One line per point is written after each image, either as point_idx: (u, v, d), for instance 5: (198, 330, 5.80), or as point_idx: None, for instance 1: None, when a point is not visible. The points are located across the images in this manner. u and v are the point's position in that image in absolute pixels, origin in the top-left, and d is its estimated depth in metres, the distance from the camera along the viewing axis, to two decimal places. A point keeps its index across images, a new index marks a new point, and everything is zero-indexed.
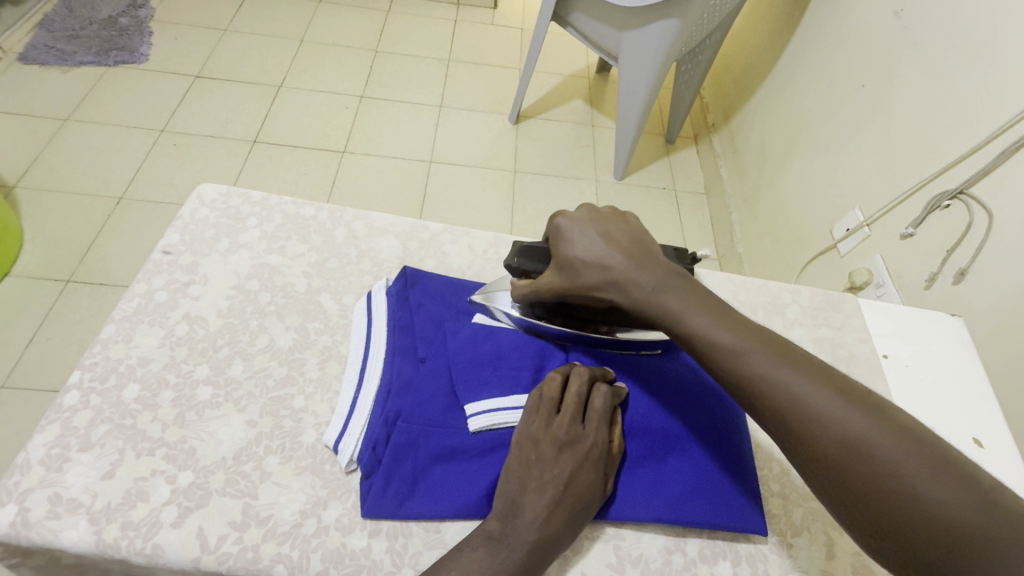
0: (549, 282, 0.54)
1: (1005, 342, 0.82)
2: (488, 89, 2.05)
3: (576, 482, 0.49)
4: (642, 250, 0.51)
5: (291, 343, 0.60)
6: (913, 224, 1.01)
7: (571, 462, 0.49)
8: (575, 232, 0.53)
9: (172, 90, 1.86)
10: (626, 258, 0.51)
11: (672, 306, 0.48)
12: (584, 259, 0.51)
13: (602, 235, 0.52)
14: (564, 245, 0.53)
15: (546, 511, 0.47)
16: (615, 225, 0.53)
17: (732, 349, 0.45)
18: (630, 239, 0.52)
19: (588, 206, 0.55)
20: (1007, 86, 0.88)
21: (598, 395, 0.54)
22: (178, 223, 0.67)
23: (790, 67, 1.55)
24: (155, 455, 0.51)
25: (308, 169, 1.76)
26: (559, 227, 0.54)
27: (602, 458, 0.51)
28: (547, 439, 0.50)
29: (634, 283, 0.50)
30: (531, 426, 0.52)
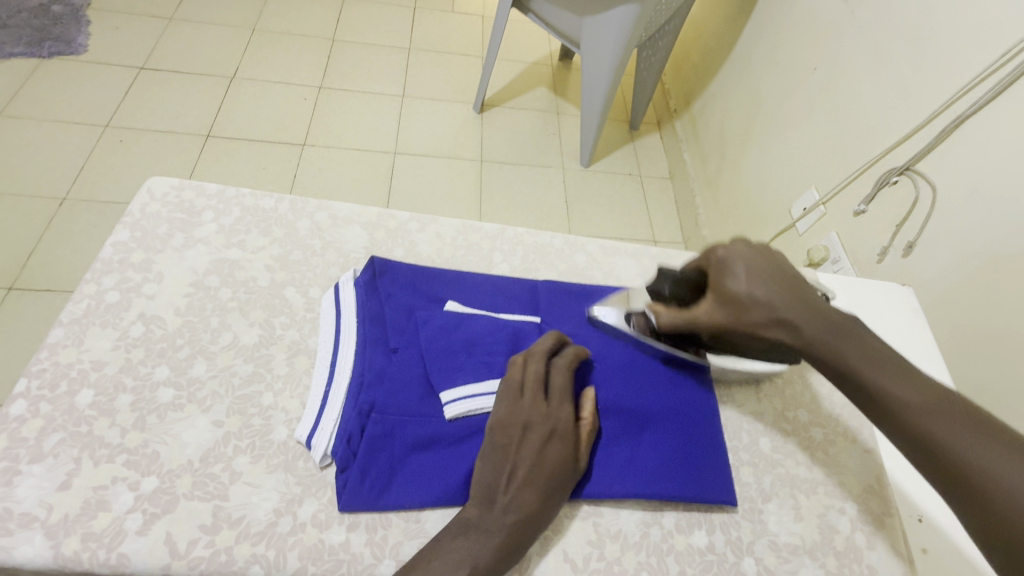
0: (711, 316, 0.50)
1: (951, 309, 0.86)
2: (450, 77, 2.02)
3: (547, 460, 0.50)
4: (804, 289, 0.50)
5: (257, 339, 0.58)
6: (865, 201, 1.06)
7: (539, 442, 0.50)
8: (739, 267, 0.49)
9: (116, 83, 1.76)
10: (793, 300, 0.48)
11: (846, 351, 0.46)
12: (753, 296, 0.48)
13: (767, 273, 0.49)
14: (727, 278, 0.49)
15: (520, 492, 0.48)
16: (775, 262, 0.50)
17: (850, 362, 0.46)
18: (793, 280, 0.49)
19: (741, 237, 0.52)
20: (947, 67, 0.93)
21: (561, 373, 0.55)
22: (127, 220, 0.63)
23: (746, 52, 1.58)
24: (115, 462, 0.49)
25: (266, 164, 1.70)
26: (723, 259, 0.50)
27: (571, 435, 0.52)
28: (517, 422, 0.51)
29: (809, 326, 0.47)
30: (497, 411, 0.52)
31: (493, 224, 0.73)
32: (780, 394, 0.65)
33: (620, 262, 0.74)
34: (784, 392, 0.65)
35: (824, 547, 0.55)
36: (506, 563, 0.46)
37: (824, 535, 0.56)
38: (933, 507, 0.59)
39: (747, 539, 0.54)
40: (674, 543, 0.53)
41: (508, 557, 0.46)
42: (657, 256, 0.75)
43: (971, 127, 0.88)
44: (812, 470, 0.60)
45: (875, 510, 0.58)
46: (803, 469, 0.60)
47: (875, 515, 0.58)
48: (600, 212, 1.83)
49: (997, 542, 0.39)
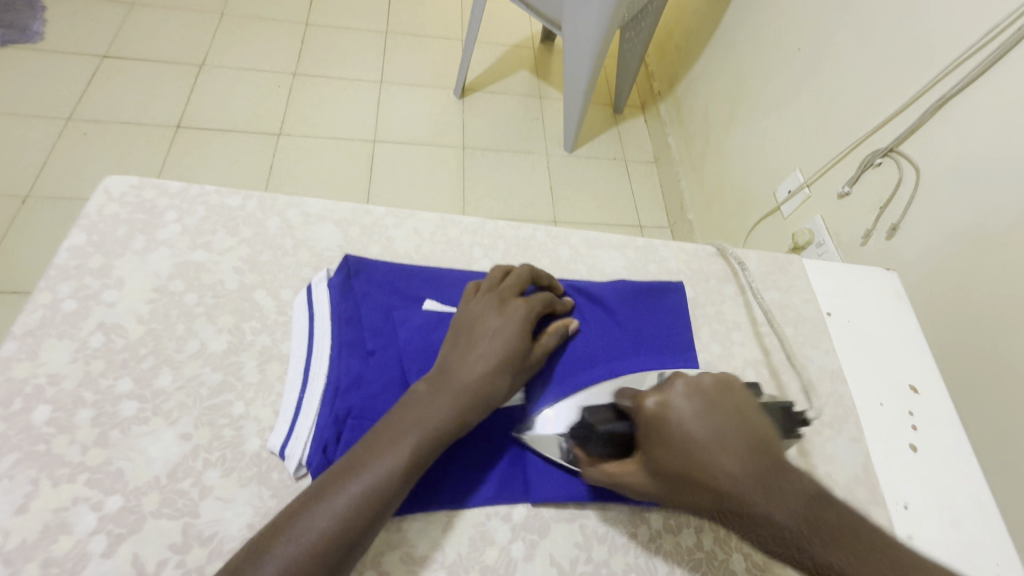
0: (637, 479, 0.46)
1: (934, 291, 0.86)
2: (429, 62, 1.96)
3: (475, 371, 0.50)
4: (755, 424, 0.45)
5: (225, 346, 0.55)
6: (849, 183, 1.05)
7: (477, 357, 0.51)
8: (678, 419, 0.45)
9: (78, 73, 1.68)
10: (737, 457, 0.43)
11: (740, 488, 0.41)
12: (687, 453, 0.44)
13: (711, 414, 0.45)
14: (658, 433, 0.45)
15: (438, 398, 0.48)
16: (727, 412, 0.45)
17: (733, 480, 0.42)
18: (737, 426, 0.44)
19: (688, 379, 0.47)
20: (930, 45, 0.91)
21: (521, 304, 0.56)
22: (83, 222, 0.59)
23: (730, 33, 1.55)
24: (76, 482, 0.46)
25: (241, 155, 1.64)
26: (655, 411, 0.46)
27: (512, 359, 0.52)
28: (462, 337, 0.53)
29: (717, 469, 0.42)
30: (456, 331, 0.54)
31: (473, 218, 0.71)
32: (766, 386, 0.65)
33: (603, 255, 0.72)
34: (769, 382, 0.65)
35: None
36: (413, 475, 0.45)
37: None
38: (917, 494, 0.60)
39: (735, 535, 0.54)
40: (662, 543, 0.52)
41: (412, 466, 0.45)
42: (642, 248, 0.73)
43: (953, 107, 0.87)
44: (799, 461, 0.60)
45: (862, 500, 0.58)
46: (790, 461, 0.59)
47: (861, 505, 0.58)
48: (585, 199, 1.81)
49: None
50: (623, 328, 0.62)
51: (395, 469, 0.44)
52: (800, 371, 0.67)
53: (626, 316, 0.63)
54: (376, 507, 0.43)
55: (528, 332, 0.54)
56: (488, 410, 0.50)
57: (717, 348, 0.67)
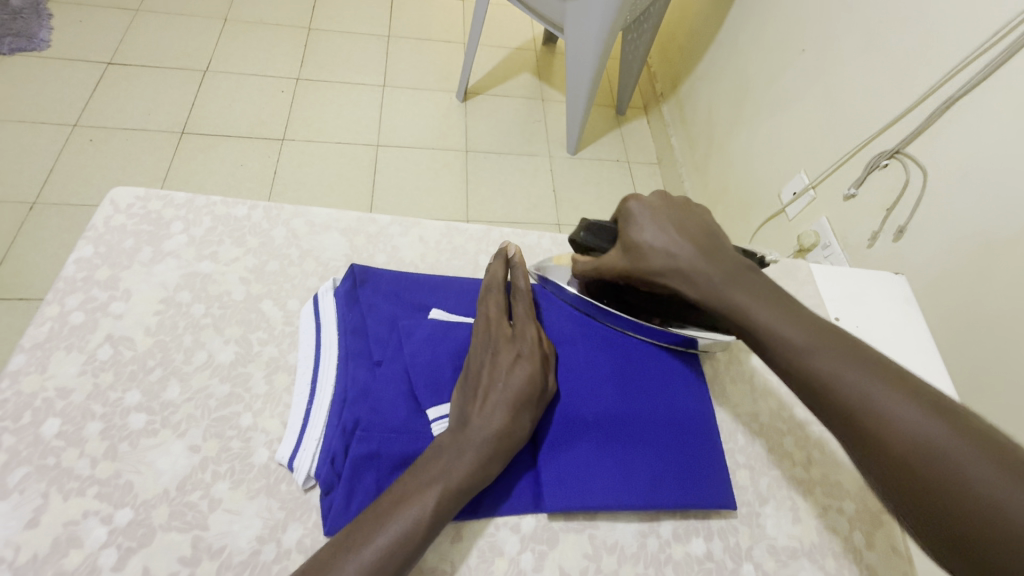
0: (618, 264, 0.55)
1: (943, 295, 0.86)
2: (432, 65, 1.97)
3: (492, 422, 0.49)
4: (717, 239, 0.53)
5: (233, 357, 0.55)
6: (855, 186, 1.04)
7: (492, 403, 0.50)
8: (644, 217, 0.53)
9: (83, 80, 1.69)
10: (695, 247, 0.51)
11: (738, 298, 0.48)
12: (651, 245, 0.52)
13: (674, 222, 0.53)
14: (633, 229, 0.53)
15: (459, 450, 0.48)
16: (692, 223, 0.53)
17: (694, 270, 0.50)
18: (700, 230, 0.52)
19: (665, 196, 0.55)
20: (937, 47, 0.91)
21: (522, 344, 0.54)
22: (90, 234, 0.60)
23: (733, 33, 1.54)
24: (86, 495, 0.46)
25: (245, 159, 1.65)
26: (631, 211, 0.54)
27: (529, 397, 0.51)
28: (473, 390, 0.52)
29: (702, 274, 0.50)
30: (466, 383, 0.52)
31: (478, 225, 0.71)
32: (775, 393, 0.64)
33: None
34: (778, 391, 0.64)
35: (822, 549, 0.54)
36: (439, 526, 0.45)
37: (823, 536, 0.55)
38: None
39: (745, 544, 0.54)
40: (672, 553, 0.52)
41: (437, 521, 0.45)
42: None
43: (960, 109, 0.86)
44: (809, 470, 0.59)
45: (874, 509, 0.58)
46: (799, 470, 0.59)
47: (871, 512, 0.57)
48: (588, 201, 1.81)
49: (854, 435, 0.41)
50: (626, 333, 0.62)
51: (419, 523, 0.44)
52: None
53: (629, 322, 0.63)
54: (406, 558, 0.43)
55: (540, 367, 0.53)
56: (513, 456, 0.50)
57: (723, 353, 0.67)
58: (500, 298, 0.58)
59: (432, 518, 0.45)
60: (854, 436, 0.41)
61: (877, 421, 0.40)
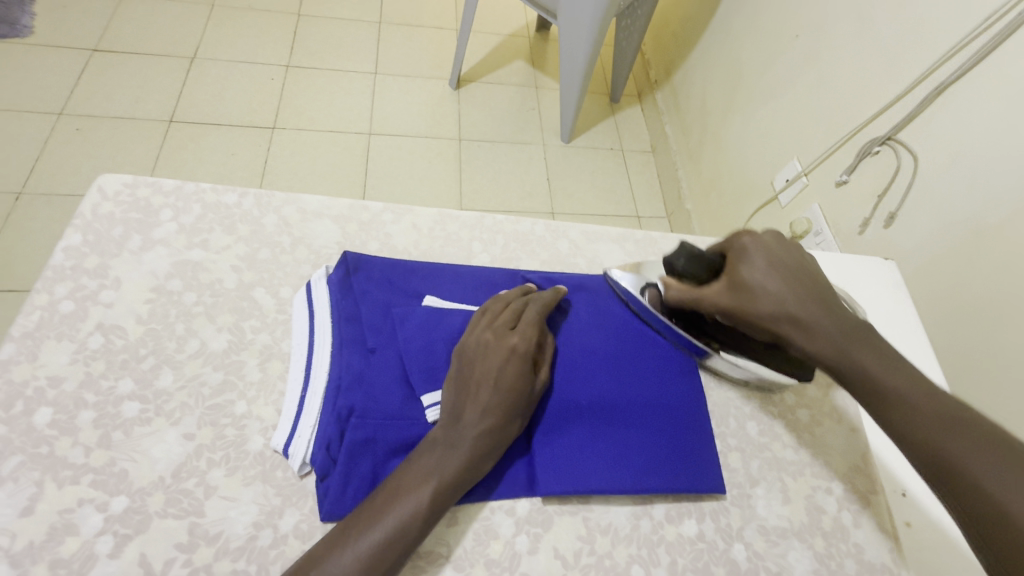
0: (718, 299, 0.53)
1: (932, 279, 0.87)
2: (424, 52, 1.94)
3: (486, 409, 0.50)
4: (828, 290, 0.51)
5: (226, 345, 0.55)
6: (847, 172, 1.05)
7: (485, 399, 0.50)
8: (759, 256, 0.52)
9: (68, 67, 1.65)
10: (807, 295, 0.50)
11: (848, 350, 0.47)
12: (763, 288, 0.50)
13: (788, 265, 0.51)
14: (744, 265, 0.52)
15: (452, 445, 0.48)
16: (803, 268, 0.52)
17: (805, 317, 0.49)
18: (810, 279, 0.51)
19: (766, 238, 0.53)
20: (928, 33, 0.91)
21: (518, 330, 0.55)
22: (78, 222, 0.59)
23: (727, 20, 1.54)
24: (80, 484, 0.46)
25: (236, 148, 1.63)
26: (745, 247, 0.53)
27: (522, 392, 0.52)
28: (467, 376, 0.52)
29: (819, 324, 0.48)
30: (461, 368, 0.53)
31: (471, 212, 0.70)
32: None
33: (602, 248, 0.71)
34: None
35: (811, 529, 0.55)
36: (436, 517, 0.46)
37: (812, 516, 0.56)
38: (917, 483, 0.60)
39: (736, 525, 0.55)
40: (664, 534, 0.53)
41: (431, 507, 0.46)
42: (641, 240, 0.73)
43: (951, 95, 0.86)
44: (799, 452, 0.60)
45: (861, 489, 0.59)
46: (790, 452, 0.60)
47: (860, 493, 0.59)
48: (582, 189, 1.81)
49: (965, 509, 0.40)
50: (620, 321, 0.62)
51: (416, 514, 0.45)
52: None
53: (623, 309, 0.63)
54: (405, 548, 0.44)
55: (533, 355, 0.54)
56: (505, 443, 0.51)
57: None
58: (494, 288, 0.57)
59: (428, 512, 0.45)
60: (964, 509, 0.40)
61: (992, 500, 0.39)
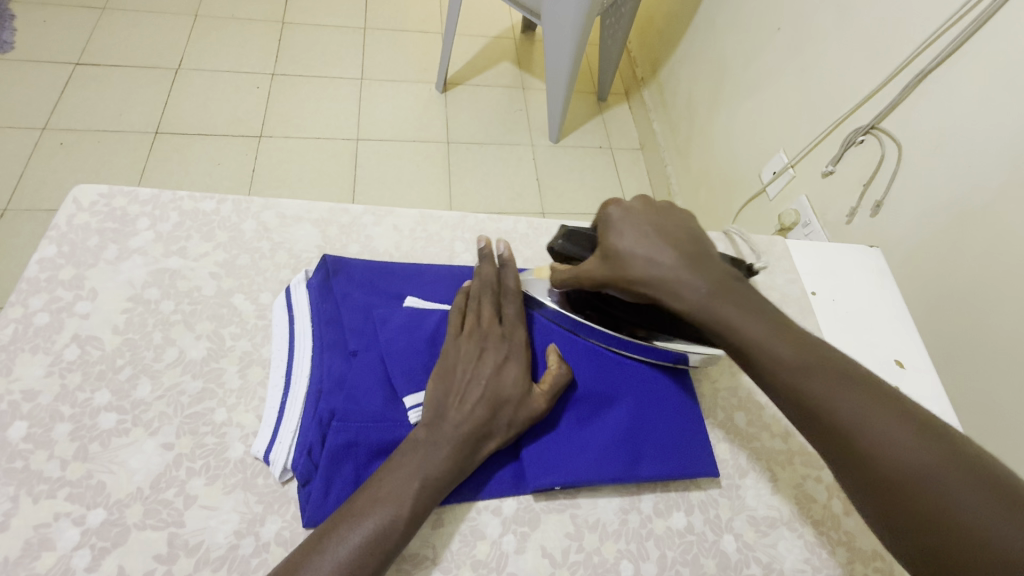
0: (592, 270, 0.53)
1: (922, 265, 0.86)
2: (410, 57, 1.94)
3: (469, 417, 0.49)
4: (705, 251, 0.52)
5: (205, 353, 0.54)
6: (833, 162, 1.05)
7: (471, 400, 0.50)
8: (621, 222, 0.53)
9: (51, 81, 1.65)
10: (674, 254, 0.50)
11: (726, 314, 0.48)
12: (636, 257, 0.50)
13: (652, 226, 0.52)
14: (610, 233, 0.53)
15: (435, 445, 0.48)
16: (667, 219, 0.53)
17: (672, 278, 0.49)
18: (683, 237, 0.52)
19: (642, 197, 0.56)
20: (911, 19, 0.90)
21: (500, 335, 0.54)
22: (52, 233, 0.58)
23: (710, 15, 1.54)
24: (57, 497, 0.46)
25: (222, 158, 1.62)
26: (609, 216, 0.54)
27: (508, 399, 0.51)
28: (449, 385, 0.51)
29: (686, 283, 0.49)
30: (441, 377, 0.51)
31: (453, 212, 0.70)
32: None
33: None
34: None
35: (802, 518, 0.55)
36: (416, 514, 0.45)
37: (802, 506, 0.56)
38: None
39: (726, 516, 0.54)
40: (653, 528, 0.52)
41: (411, 513, 0.45)
42: None
43: (933, 80, 0.86)
44: (788, 442, 0.60)
45: None
46: (778, 442, 0.60)
47: None
48: (572, 189, 1.81)
49: (862, 477, 0.42)
50: None
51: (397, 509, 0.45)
52: None
53: None
54: (386, 546, 0.44)
55: (514, 357, 0.53)
56: (491, 447, 0.50)
57: None
58: (491, 298, 0.57)
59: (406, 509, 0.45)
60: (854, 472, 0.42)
61: (867, 445, 0.41)
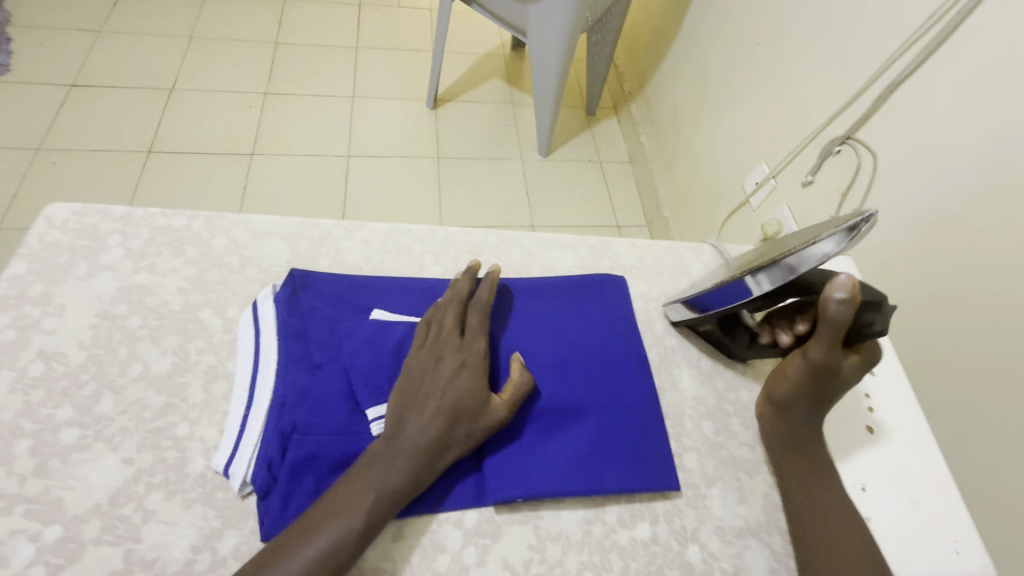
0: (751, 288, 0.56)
1: (895, 272, 0.86)
2: (401, 75, 1.97)
3: (427, 430, 0.49)
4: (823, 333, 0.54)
5: (170, 367, 0.55)
6: (812, 172, 1.02)
7: (430, 413, 0.50)
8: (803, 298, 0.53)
9: (46, 102, 1.67)
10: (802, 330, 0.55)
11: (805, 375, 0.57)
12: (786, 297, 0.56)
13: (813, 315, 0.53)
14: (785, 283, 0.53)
15: (393, 460, 0.48)
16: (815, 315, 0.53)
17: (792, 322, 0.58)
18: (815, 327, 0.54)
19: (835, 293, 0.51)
20: (882, 32, 0.92)
21: (462, 347, 0.54)
22: (23, 251, 0.59)
23: (692, 30, 1.57)
24: (14, 514, 0.46)
25: (213, 176, 1.64)
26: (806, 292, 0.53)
27: (467, 411, 0.51)
28: (410, 397, 0.51)
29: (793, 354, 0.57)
30: (402, 390, 0.52)
31: (424, 225, 0.71)
32: (721, 376, 0.65)
33: (556, 254, 0.71)
34: (724, 373, 0.65)
35: (768, 527, 0.55)
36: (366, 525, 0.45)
37: (769, 514, 0.56)
38: (875, 476, 0.60)
39: (691, 526, 0.54)
40: (617, 539, 0.52)
41: (366, 528, 0.45)
42: (594, 245, 0.73)
43: (903, 91, 0.87)
44: (755, 450, 0.60)
45: None
46: (746, 450, 0.60)
47: None
48: (561, 202, 1.82)
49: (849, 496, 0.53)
50: (568, 322, 0.62)
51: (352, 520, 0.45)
52: (757, 362, 0.67)
53: (571, 312, 0.63)
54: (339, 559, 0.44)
55: (476, 369, 0.54)
56: (449, 460, 0.50)
57: (674, 341, 0.67)
58: (457, 309, 0.57)
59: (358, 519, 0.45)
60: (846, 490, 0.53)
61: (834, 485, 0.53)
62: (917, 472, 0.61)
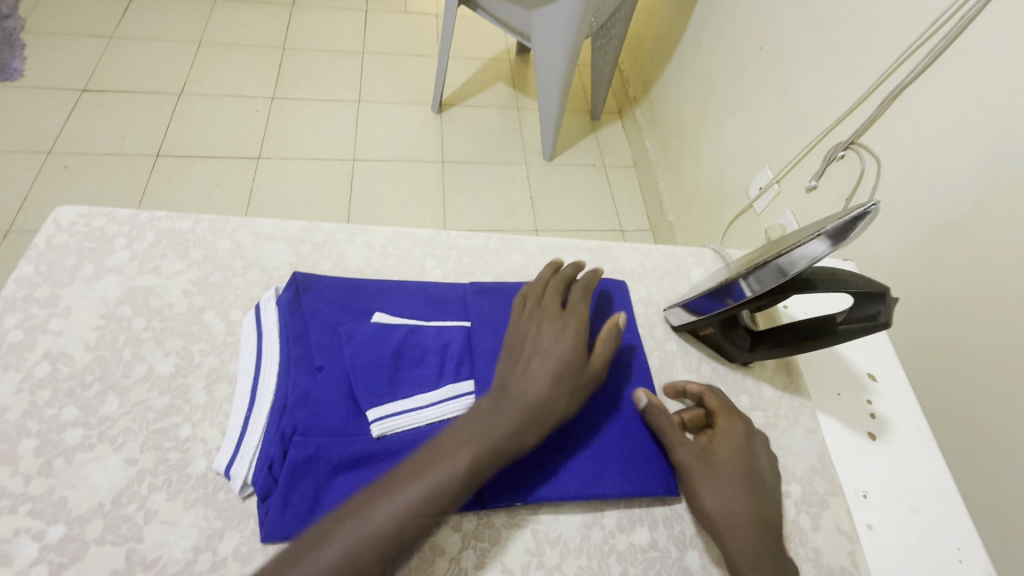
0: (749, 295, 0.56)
1: (898, 278, 0.85)
2: (407, 79, 1.99)
3: (535, 388, 0.50)
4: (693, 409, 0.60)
5: (173, 369, 0.55)
6: (816, 177, 1.05)
7: (535, 374, 0.51)
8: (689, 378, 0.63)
9: (57, 107, 1.70)
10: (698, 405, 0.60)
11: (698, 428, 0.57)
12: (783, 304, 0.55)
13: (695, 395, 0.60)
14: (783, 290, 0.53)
15: (497, 414, 0.49)
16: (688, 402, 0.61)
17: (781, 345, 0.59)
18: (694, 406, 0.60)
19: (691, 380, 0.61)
20: (885, 38, 0.92)
21: (570, 317, 0.56)
22: (31, 253, 0.60)
23: (697, 35, 1.57)
24: (19, 512, 0.46)
25: (221, 179, 1.66)
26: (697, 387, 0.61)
27: (569, 375, 0.52)
28: (519, 358, 0.53)
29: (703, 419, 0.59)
30: (519, 349, 0.54)
31: (425, 229, 0.71)
32: (722, 381, 0.65)
33: (557, 258, 0.72)
34: (724, 378, 0.65)
35: None
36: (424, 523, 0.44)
37: None
38: (877, 484, 0.60)
39: (691, 531, 0.54)
40: (616, 544, 0.52)
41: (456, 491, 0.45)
42: (595, 249, 0.73)
43: (907, 97, 0.87)
44: None
45: (819, 491, 0.58)
46: None
47: (820, 496, 0.58)
48: (565, 206, 1.83)
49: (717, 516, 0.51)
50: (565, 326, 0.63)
51: (422, 503, 0.44)
52: (758, 367, 0.67)
53: None
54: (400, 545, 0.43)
55: (582, 338, 0.55)
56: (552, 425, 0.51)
57: (675, 346, 0.67)
58: (558, 282, 0.60)
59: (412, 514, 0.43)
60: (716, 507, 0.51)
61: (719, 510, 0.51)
62: (920, 481, 0.60)
